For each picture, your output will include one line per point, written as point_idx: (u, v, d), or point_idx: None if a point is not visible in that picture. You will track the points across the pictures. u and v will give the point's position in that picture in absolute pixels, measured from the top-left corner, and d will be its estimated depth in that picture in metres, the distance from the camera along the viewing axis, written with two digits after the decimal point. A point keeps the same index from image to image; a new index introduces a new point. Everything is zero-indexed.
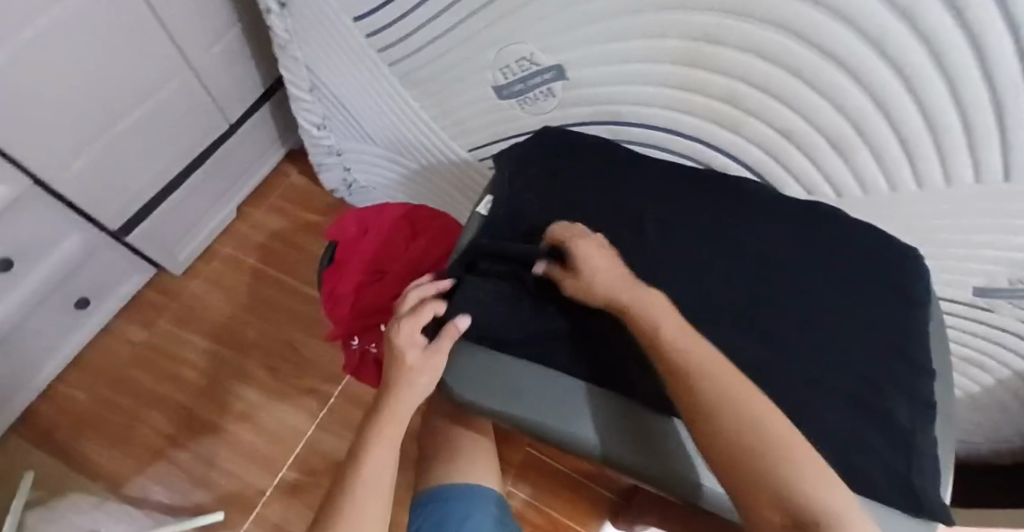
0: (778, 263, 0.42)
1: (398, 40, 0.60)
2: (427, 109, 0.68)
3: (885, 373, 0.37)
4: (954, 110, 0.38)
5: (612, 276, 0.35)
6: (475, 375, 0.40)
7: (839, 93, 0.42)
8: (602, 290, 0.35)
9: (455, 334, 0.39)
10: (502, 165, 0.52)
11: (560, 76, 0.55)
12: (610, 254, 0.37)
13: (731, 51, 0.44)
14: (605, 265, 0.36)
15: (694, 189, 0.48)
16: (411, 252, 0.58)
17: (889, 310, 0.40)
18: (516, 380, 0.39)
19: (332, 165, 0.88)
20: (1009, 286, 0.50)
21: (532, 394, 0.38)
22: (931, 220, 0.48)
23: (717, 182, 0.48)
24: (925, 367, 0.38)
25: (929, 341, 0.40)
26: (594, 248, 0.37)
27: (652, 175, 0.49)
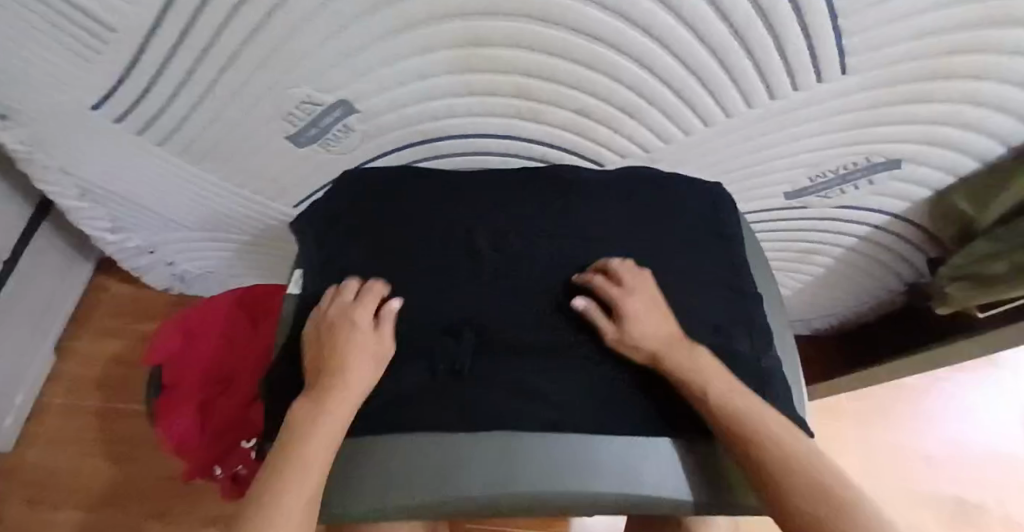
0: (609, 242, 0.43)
1: (157, 117, 0.52)
2: (229, 180, 0.60)
3: (724, 315, 0.40)
4: (708, 50, 0.41)
5: (656, 339, 0.37)
6: (384, 472, 0.34)
7: (613, 65, 0.43)
8: (668, 360, 0.36)
9: (389, 315, 0.39)
10: (315, 226, 0.46)
11: (348, 111, 0.51)
12: (657, 318, 0.38)
13: (505, 49, 0.43)
14: (645, 323, 0.37)
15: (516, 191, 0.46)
16: (248, 346, 0.51)
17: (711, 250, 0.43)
18: (445, 450, 0.34)
19: (152, 265, 0.76)
20: (811, 183, 0.55)
21: (461, 464, 0.34)
22: (727, 152, 0.52)
23: (537, 178, 0.47)
24: (753, 293, 0.42)
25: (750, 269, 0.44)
26: (643, 313, 0.37)
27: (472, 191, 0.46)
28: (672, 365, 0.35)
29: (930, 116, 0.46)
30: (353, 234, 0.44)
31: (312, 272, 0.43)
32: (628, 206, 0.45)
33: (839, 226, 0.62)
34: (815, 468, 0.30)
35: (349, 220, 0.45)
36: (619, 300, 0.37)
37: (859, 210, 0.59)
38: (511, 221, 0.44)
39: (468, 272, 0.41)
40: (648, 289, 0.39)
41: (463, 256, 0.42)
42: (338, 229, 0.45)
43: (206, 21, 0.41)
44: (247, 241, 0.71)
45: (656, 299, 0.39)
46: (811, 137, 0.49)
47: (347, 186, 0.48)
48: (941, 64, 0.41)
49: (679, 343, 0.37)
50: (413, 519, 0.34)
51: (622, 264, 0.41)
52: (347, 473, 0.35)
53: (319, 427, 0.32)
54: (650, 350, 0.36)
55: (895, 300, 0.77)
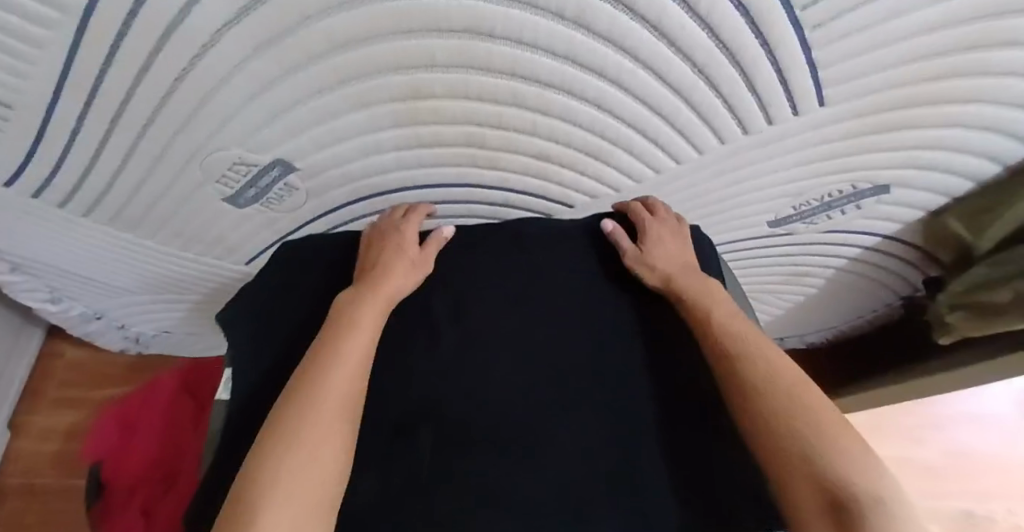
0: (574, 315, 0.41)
1: (79, 188, 0.47)
2: (170, 245, 0.56)
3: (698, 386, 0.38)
4: (673, 90, 0.37)
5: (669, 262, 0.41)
6: None
7: (570, 111, 0.39)
8: (680, 281, 0.40)
9: (439, 241, 0.44)
10: (255, 312, 0.42)
11: (288, 170, 0.46)
12: (677, 245, 0.43)
13: (447, 101, 0.38)
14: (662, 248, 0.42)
15: (476, 260, 0.44)
16: (182, 429, 0.48)
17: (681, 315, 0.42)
18: None
19: (103, 330, 0.71)
20: (795, 212, 0.51)
21: None
22: (704, 188, 0.48)
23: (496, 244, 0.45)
24: None
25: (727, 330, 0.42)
26: (665, 235, 0.43)
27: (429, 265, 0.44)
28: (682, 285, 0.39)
29: (918, 141, 0.42)
30: (302, 320, 0.41)
31: (254, 366, 0.39)
32: (592, 271, 0.43)
33: (827, 250, 0.58)
34: (799, 394, 0.31)
35: (297, 306, 0.42)
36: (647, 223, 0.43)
37: (847, 234, 0.55)
38: (472, 294, 0.42)
39: (426, 357, 0.39)
40: (677, 223, 0.44)
41: (421, 339, 0.40)
42: (284, 315, 0.42)
43: (112, 90, 0.37)
44: (202, 300, 0.67)
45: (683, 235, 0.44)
46: (793, 168, 0.45)
47: (293, 266, 0.44)
48: (927, 90, 0.37)
49: (694, 272, 0.41)
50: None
51: (658, 202, 0.46)
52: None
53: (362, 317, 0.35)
54: (665, 271, 0.40)
55: (891, 315, 0.73)
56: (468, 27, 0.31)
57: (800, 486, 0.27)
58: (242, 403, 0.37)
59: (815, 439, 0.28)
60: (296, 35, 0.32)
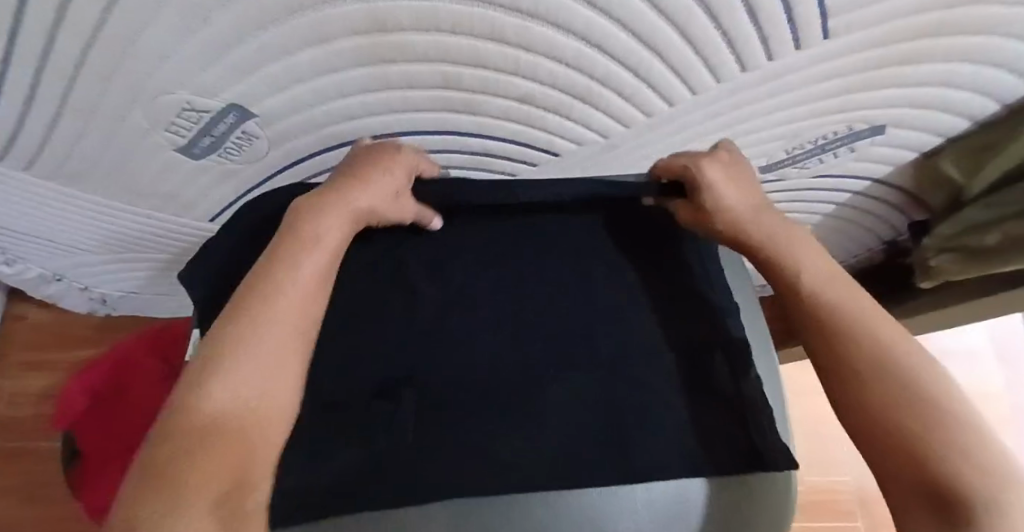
0: (562, 275, 0.39)
1: (12, 141, 0.43)
2: (125, 201, 0.51)
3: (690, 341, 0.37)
4: (668, 21, 0.33)
5: (745, 210, 0.37)
6: None
7: (555, 45, 0.35)
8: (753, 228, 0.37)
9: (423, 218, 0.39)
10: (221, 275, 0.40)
11: (246, 116, 0.42)
12: (743, 183, 0.38)
13: (416, 36, 0.34)
14: (733, 196, 0.37)
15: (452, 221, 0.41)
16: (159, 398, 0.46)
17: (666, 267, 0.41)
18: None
19: (64, 292, 0.68)
20: (788, 156, 0.49)
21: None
22: (695, 132, 0.45)
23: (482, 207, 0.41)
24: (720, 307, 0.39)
25: (718, 284, 0.41)
26: (724, 173, 0.38)
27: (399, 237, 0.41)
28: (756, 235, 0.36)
29: (920, 77, 0.40)
30: None
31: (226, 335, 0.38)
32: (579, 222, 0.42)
33: (816, 196, 0.57)
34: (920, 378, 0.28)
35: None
36: (694, 169, 0.37)
37: (836, 177, 0.54)
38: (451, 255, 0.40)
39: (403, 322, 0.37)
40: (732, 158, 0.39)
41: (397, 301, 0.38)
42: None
43: (29, 30, 0.32)
44: (167, 258, 0.63)
45: (745, 174, 0.39)
46: (790, 109, 0.43)
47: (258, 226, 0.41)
48: (939, 20, 0.34)
49: (774, 219, 0.37)
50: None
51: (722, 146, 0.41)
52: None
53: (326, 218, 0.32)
54: (735, 218, 0.37)
55: (873, 259, 0.73)
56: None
57: (889, 462, 0.26)
58: None
59: (921, 422, 0.26)
60: None
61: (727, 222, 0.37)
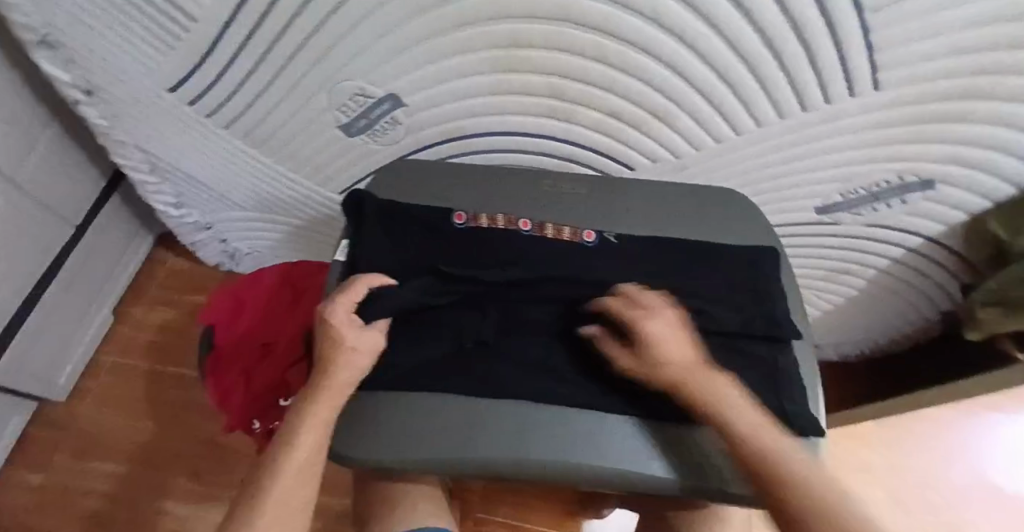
0: (635, 247, 0.45)
1: (224, 104, 0.57)
2: (282, 166, 0.65)
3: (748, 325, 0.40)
4: (741, 61, 0.42)
5: (686, 364, 0.35)
6: (379, 426, 0.38)
7: (647, 70, 0.45)
8: (722, 381, 0.35)
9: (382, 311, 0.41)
10: (354, 202, 0.47)
11: (396, 105, 0.55)
12: (681, 340, 0.37)
13: (542, 51, 0.45)
14: (675, 350, 0.36)
15: (528, 222, 0.46)
16: (295, 315, 0.55)
17: (732, 249, 0.45)
18: (442, 410, 0.38)
19: (207, 241, 0.83)
20: (842, 199, 0.56)
21: (445, 428, 0.37)
22: (757, 164, 0.53)
23: (557, 232, 0.46)
24: (778, 291, 0.42)
25: (783, 275, 0.44)
26: (667, 330, 0.37)
27: (477, 214, 0.46)
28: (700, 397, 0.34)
29: (963, 138, 0.46)
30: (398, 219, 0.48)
31: (355, 242, 0.45)
32: (655, 207, 0.48)
33: (868, 246, 0.62)
34: None
35: (388, 200, 0.48)
36: (636, 321, 0.37)
37: (890, 228, 0.58)
38: (538, 216, 0.47)
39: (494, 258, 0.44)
40: (671, 313, 0.38)
41: (489, 241, 0.45)
42: (372, 206, 0.46)
43: (277, 18, 0.45)
44: (294, 225, 0.76)
45: (683, 329, 0.37)
46: (843, 151, 0.50)
47: (390, 175, 0.51)
48: (979, 84, 0.41)
49: (708, 370, 0.35)
50: (428, 471, 0.37)
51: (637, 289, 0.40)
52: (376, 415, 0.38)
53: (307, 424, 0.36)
54: (675, 375, 0.35)
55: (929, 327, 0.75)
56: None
57: None
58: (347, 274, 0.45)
59: None
60: None
61: (663, 376, 0.35)
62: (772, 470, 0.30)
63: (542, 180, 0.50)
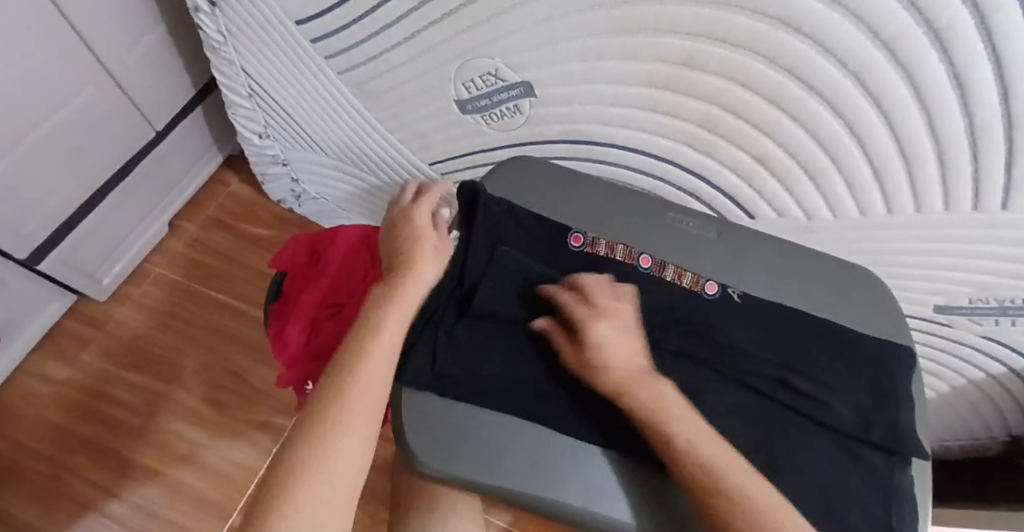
0: (756, 311, 0.42)
1: (347, 49, 0.54)
2: (383, 125, 0.62)
3: (871, 429, 0.37)
4: (930, 142, 0.38)
5: (630, 368, 0.33)
6: (460, 441, 0.35)
7: (816, 123, 0.42)
8: (608, 383, 0.32)
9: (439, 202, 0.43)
10: (469, 196, 0.42)
11: (527, 93, 0.51)
12: (626, 340, 0.34)
13: (709, 76, 0.42)
14: (619, 355, 0.33)
15: (648, 259, 0.43)
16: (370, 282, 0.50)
17: (860, 341, 0.41)
18: (535, 443, 0.34)
19: (278, 176, 0.81)
20: (969, 305, 0.51)
21: (535, 463, 0.34)
22: (893, 246, 0.49)
23: (677, 275, 0.43)
24: (904, 398, 0.39)
25: (913, 383, 0.40)
26: (613, 330, 0.34)
27: (597, 239, 0.43)
28: (632, 403, 0.31)
29: None
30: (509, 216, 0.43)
31: (465, 238, 0.41)
32: (784, 274, 0.44)
33: (972, 356, 0.58)
34: None
35: (508, 201, 0.44)
36: (581, 317, 0.35)
37: (1010, 348, 0.54)
38: (657, 252, 0.44)
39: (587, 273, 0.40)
40: (619, 310, 0.36)
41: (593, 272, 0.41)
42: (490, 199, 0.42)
43: None
44: (374, 185, 0.73)
45: (631, 330, 0.35)
46: (991, 261, 0.45)
47: (510, 169, 0.46)
48: None
49: (645, 376, 0.33)
50: (515, 504, 0.34)
51: (594, 280, 0.38)
52: (451, 435, 0.35)
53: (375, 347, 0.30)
54: (613, 379, 0.32)
55: (989, 448, 0.70)
56: (780, 16, 0.35)
57: None
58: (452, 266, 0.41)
59: None
60: None
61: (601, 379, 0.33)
62: (693, 466, 0.28)
63: (670, 211, 0.46)
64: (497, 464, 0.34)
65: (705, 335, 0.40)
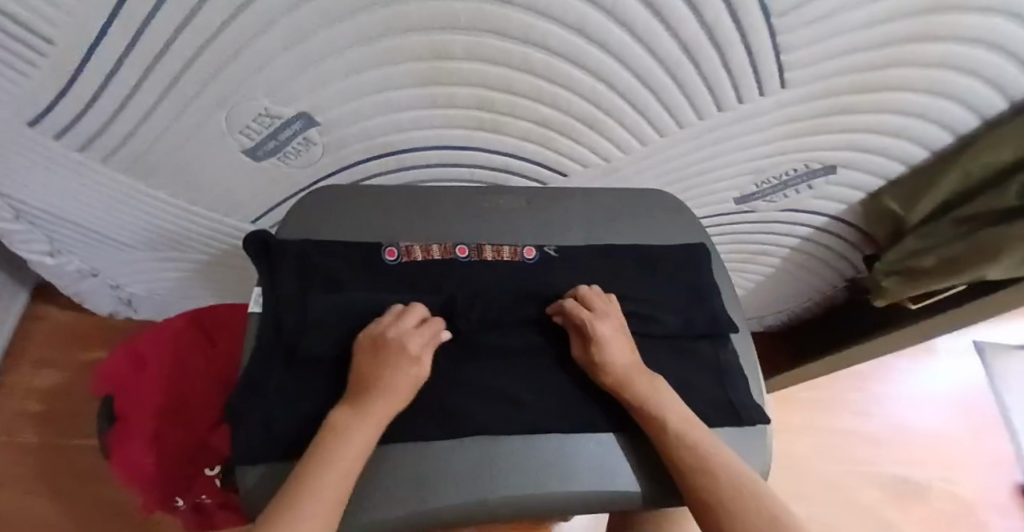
0: (576, 260, 0.45)
1: (103, 131, 0.49)
2: (183, 196, 0.58)
3: (694, 323, 0.42)
4: (659, 66, 0.44)
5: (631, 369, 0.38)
6: None
7: (571, 79, 0.45)
8: (615, 378, 0.37)
9: None
10: (260, 244, 0.40)
11: (310, 124, 0.49)
12: (623, 341, 0.39)
13: (465, 63, 0.43)
14: (620, 355, 0.38)
15: (466, 248, 0.44)
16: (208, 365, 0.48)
17: (667, 253, 0.46)
18: (394, 465, 0.34)
19: (96, 288, 0.73)
20: (758, 189, 0.59)
21: (400, 483, 0.34)
22: (681, 161, 0.55)
23: (496, 253, 0.44)
24: (711, 288, 0.45)
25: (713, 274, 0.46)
26: (613, 331, 0.39)
27: (410, 247, 0.43)
28: (641, 395, 0.36)
29: (858, 125, 0.51)
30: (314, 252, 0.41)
31: (270, 288, 0.39)
32: (594, 217, 0.48)
33: (780, 230, 0.66)
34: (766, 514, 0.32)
35: (306, 238, 0.42)
36: (588, 322, 0.38)
37: (802, 212, 0.63)
38: (472, 239, 0.45)
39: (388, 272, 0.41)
40: (615, 314, 0.40)
41: (410, 276, 0.41)
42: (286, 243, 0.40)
43: (155, 36, 0.38)
44: (205, 260, 0.69)
45: (626, 333, 0.40)
46: (752, 148, 0.53)
47: (305, 205, 0.44)
48: (871, 76, 0.45)
49: (643, 372, 0.38)
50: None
51: (403, 308, 0.38)
52: (400, 473, 0.34)
53: (356, 432, 0.31)
54: (619, 373, 0.37)
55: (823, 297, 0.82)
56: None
57: None
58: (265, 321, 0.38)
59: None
60: None
61: (607, 376, 0.37)
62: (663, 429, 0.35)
63: (477, 191, 0.48)
64: (436, 484, 0.34)
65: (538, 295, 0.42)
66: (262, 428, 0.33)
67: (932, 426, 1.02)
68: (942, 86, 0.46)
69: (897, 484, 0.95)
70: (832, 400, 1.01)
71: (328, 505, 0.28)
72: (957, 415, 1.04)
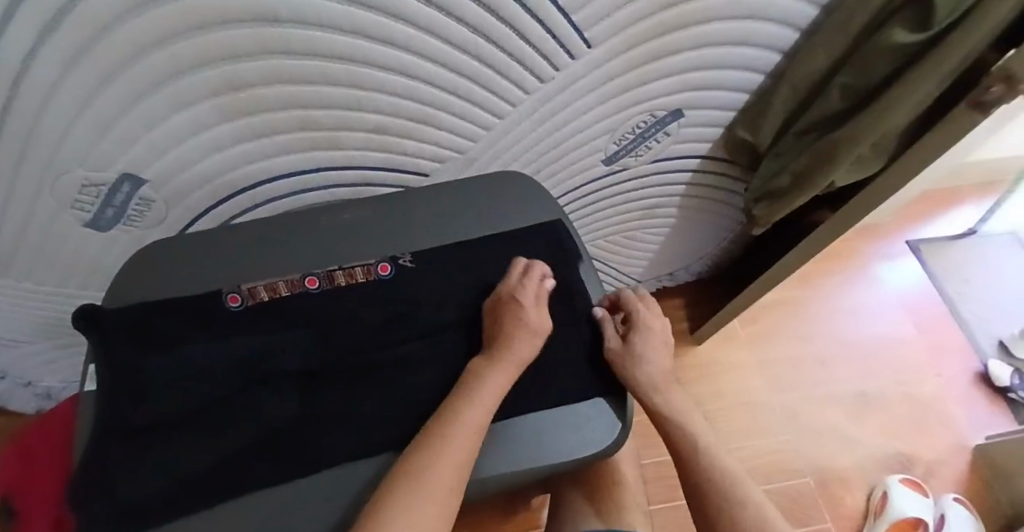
0: (428, 263, 0.45)
1: None
2: (51, 282, 0.57)
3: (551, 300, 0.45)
4: (460, 51, 0.44)
5: (652, 372, 0.45)
6: None
7: (383, 83, 0.45)
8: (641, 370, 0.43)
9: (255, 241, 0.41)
10: (89, 318, 0.39)
11: (139, 183, 0.48)
12: (657, 347, 0.47)
13: (266, 89, 0.43)
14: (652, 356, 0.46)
15: (316, 278, 0.44)
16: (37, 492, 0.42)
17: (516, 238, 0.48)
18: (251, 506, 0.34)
19: (10, 390, 0.72)
20: (619, 146, 0.59)
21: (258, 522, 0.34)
22: (529, 138, 0.55)
23: (348, 276, 0.44)
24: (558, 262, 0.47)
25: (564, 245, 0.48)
26: (650, 335, 0.47)
27: (253, 288, 0.43)
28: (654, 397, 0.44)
29: (684, 65, 0.51)
30: (149, 314, 0.41)
31: (104, 360, 0.39)
32: (440, 215, 0.48)
33: (661, 180, 0.67)
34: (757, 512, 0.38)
35: (142, 302, 0.42)
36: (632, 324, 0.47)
37: (673, 159, 0.64)
38: (320, 265, 0.45)
39: (230, 318, 0.41)
40: (655, 324, 0.49)
41: (255, 317, 0.41)
42: (119, 312, 0.41)
43: None
44: None
45: (660, 342, 0.48)
46: (593, 110, 0.54)
47: (140, 268, 0.44)
48: (671, 17, 0.46)
49: (664, 379, 0.46)
50: None
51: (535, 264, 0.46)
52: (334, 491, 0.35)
53: (484, 394, 0.36)
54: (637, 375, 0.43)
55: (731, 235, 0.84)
56: (258, 14, 0.36)
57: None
58: (103, 393, 0.37)
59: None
60: (99, 44, 0.34)
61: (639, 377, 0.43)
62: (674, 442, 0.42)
63: (321, 212, 0.48)
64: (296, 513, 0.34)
65: (386, 307, 0.43)
66: (103, 502, 0.33)
67: (880, 333, 1.04)
68: (747, 8, 0.47)
69: (856, 398, 0.97)
70: (778, 329, 1.03)
71: (456, 465, 0.32)
72: (902, 316, 1.06)
